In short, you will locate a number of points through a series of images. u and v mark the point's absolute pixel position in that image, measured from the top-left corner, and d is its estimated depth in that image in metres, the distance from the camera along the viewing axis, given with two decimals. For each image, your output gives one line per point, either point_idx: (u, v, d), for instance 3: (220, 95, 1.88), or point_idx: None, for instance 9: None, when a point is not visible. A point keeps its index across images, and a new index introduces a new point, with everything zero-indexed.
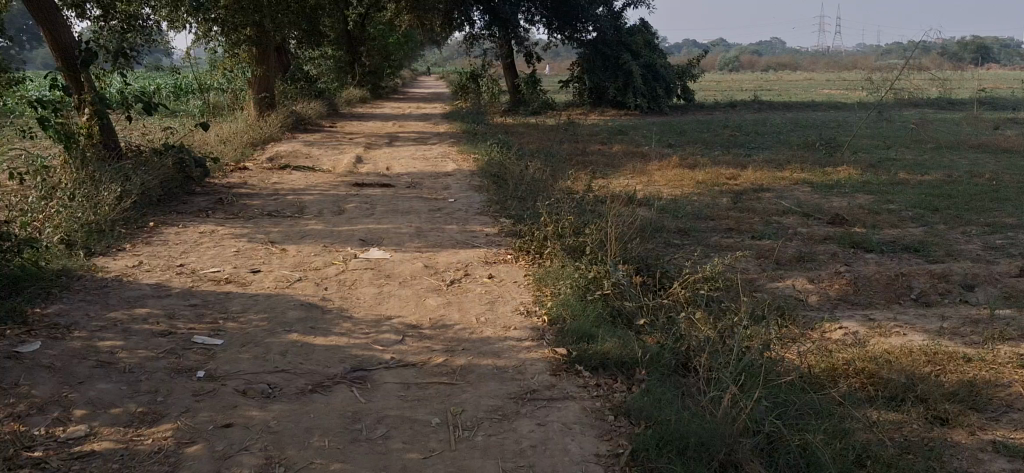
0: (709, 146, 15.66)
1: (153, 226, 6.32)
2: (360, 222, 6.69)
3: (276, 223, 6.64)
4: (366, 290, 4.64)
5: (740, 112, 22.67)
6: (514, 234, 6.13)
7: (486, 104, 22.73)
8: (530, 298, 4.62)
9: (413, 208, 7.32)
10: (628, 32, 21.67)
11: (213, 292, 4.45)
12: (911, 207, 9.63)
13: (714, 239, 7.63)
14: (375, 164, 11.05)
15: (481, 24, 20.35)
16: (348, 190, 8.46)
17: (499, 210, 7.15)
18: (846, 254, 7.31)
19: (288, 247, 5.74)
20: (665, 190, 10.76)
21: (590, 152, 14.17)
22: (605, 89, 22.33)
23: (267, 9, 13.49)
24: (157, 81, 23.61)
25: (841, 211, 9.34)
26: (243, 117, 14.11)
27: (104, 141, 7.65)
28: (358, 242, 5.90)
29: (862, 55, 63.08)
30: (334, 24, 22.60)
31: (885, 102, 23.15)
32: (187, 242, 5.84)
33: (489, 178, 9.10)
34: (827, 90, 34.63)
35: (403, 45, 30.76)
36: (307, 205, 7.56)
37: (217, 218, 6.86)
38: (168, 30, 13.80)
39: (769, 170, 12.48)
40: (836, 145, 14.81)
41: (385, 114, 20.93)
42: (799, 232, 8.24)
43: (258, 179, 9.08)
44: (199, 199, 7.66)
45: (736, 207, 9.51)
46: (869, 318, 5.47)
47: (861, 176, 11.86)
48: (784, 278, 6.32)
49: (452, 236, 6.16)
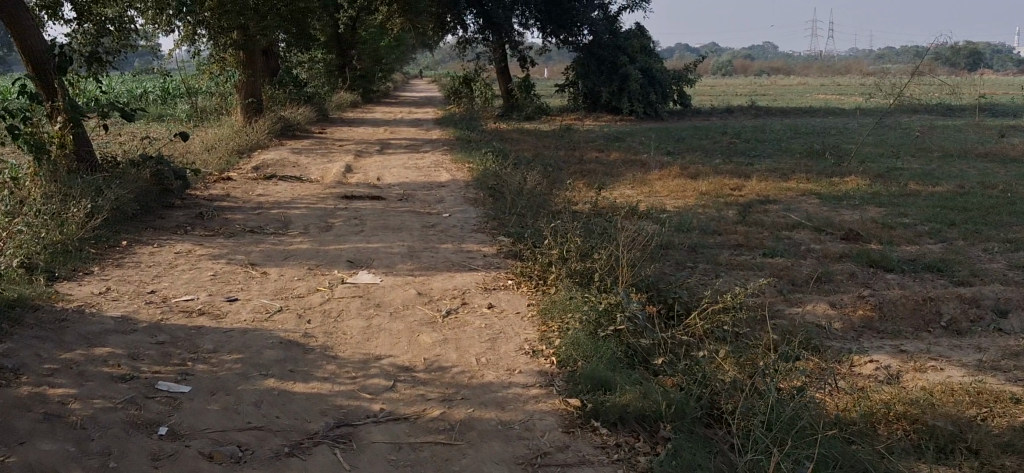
0: (708, 154, 15.25)
1: (126, 244, 5.86)
2: (348, 239, 6.25)
3: (259, 241, 6.18)
4: (353, 324, 4.20)
5: (738, 118, 22.30)
6: (513, 257, 5.69)
7: (480, 109, 22.31)
8: (535, 334, 4.19)
9: (406, 224, 6.88)
10: (625, 36, 21.27)
11: (184, 326, 4.01)
12: (925, 221, 9.24)
13: (724, 257, 7.20)
14: (366, 173, 10.59)
15: (474, 27, 19.93)
16: (337, 203, 8.01)
17: (498, 227, 6.71)
18: (866, 274, 6.90)
19: (269, 270, 5.29)
20: (668, 202, 10.35)
21: (587, 160, 13.75)
22: (600, 94, 21.94)
23: (253, 12, 13.06)
24: (144, 85, 23.13)
25: (853, 225, 8.95)
26: (229, 123, 13.65)
27: (77, 151, 7.16)
28: (347, 265, 5.44)
29: (855, 61, 62.96)
30: (325, 27, 22.16)
31: (886, 108, 22.81)
32: (161, 264, 5.37)
33: (485, 190, 8.66)
34: (823, 95, 34.31)
35: (394, 49, 30.32)
36: (292, 219, 7.11)
37: (195, 235, 6.40)
38: (150, 34, 13.32)
39: (773, 180, 12.09)
40: (839, 154, 14.43)
41: (376, 119, 20.49)
42: (812, 249, 7.84)
43: (242, 190, 8.61)
44: (178, 214, 7.20)
45: (743, 221, 9.09)
46: (901, 350, 5.06)
47: (870, 187, 11.48)
48: (804, 302, 5.91)
49: (447, 257, 5.72)
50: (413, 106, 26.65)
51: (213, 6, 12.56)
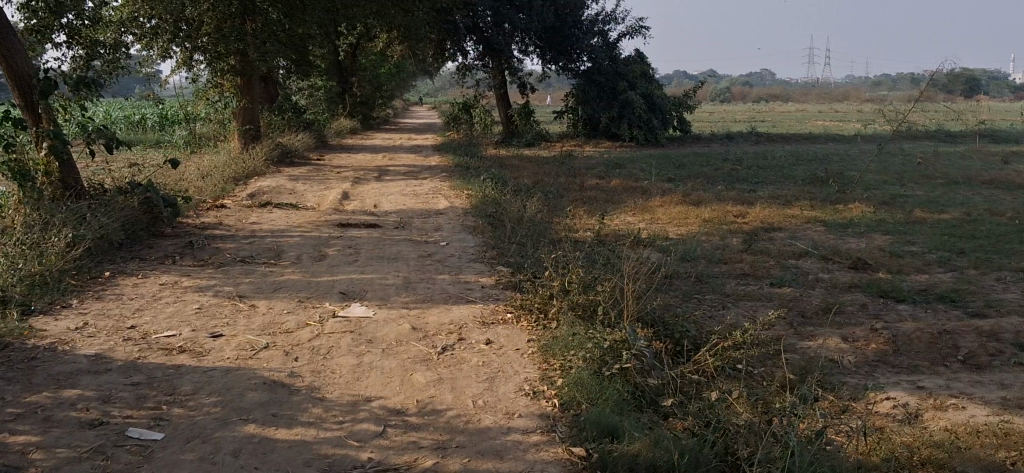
0: (711, 181, 15.04)
1: (109, 276, 5.65)
2: (341, 270, 6.02)
3: (248, 272, 5.96)
4: (344, 362, 3.97)
5: (738, 144, 22.14)
6: (513, 290, 5.46)
7: (479, 135, 22.17)
8: (535, 373, 3.96)
9: (403, 254, 6.66)
10: (625, 62, 21.14)
11: (162, 367, 3.78)
12: (934, 249, 9.00)
13: (731, 288, 6.98)
14: (363, 200, 10.40)
15: (474, 54, 19.84)
16: (332, 231, 7.81)
17: (496, 256, 6.49)
18: (878, 305, 6.66)
19: (257, 303, 5.06)
20: (670, 229, 10.15)
21: (588, 187, 13.55)
22: (600, 120, 21.81)
23: (251, 37, 12.91)
24: (142, 111, 23.01)
25: (861, 253, 8.73)
26: (225, 150, 13.48)
27: (63, 178, 6.95)
28: (339, 297, 5.22)
29: (852, 88, 63.14)
30: (324, 54, 22.06)
31: (887, 135, 22.65)
32: (144, 297, 5.16)
33: (484, 218, 8.45)
34: (823, 121, 34.23)
35: (395, 75, 30.25)
36: (285, 248, 6.90)
37: (183, 266, 6.19)
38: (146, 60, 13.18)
39: (777, 207, 11.88)
40: (842, 181, 14.23)
41: (375, 146, 20.35)
42: (821, 278, 7.61)
43: (235, 218, 8.41)
44: (168, 243, 6.99)
45: (748, 250, 8.87)
46: (919, 387, 4.81)
47: (875, 214, 11.26)
48: (815, 335, 5.67)
49: (444, 289, 5.49)
50: (413, 133, 26.55)
51: (210, 31, 12.42)
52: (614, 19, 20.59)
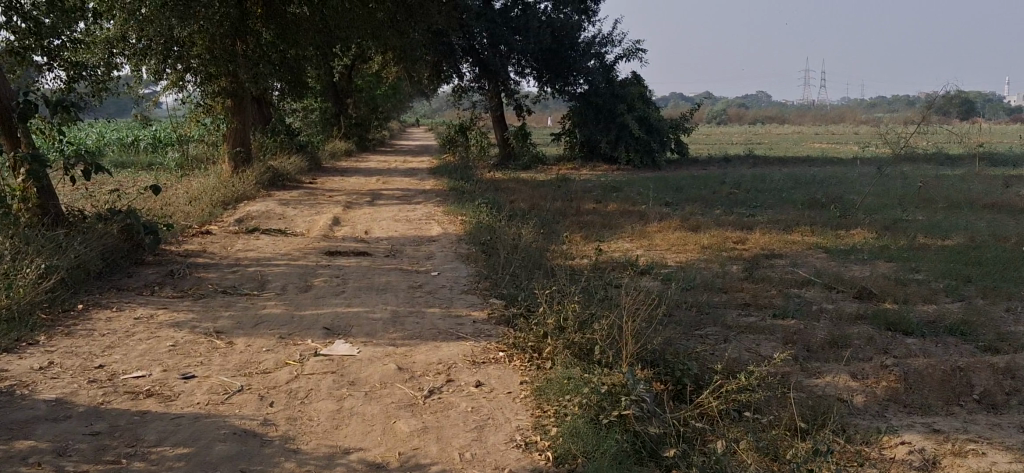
0: (709, 205, 14.82)
1: (83, 308, 5.40)
2: (326, 302, 5.77)
3: (229, 304, 5.70)
4: (323, 406, 3.71)
5: (736, 167, 21.94)
6: (506, 325, 5.20)
7: (474, 158, 21.96)
8: (527, 419, 3.71)
9: (392, 284, 6.42)
10: (622, 84, 20.99)
11: (127, 414, 3.54)
12: (940, 277, 8.76)
13: (733, 320, 6.74)
14: (354, 226, 10.16)
15: (470, 76, 19.71)
16: (319, 259, 7.56)
17: (489, 288, 6.25)
18: (886, 338, 6.41)
19: (235, 339, 4.81)
20: (668, 256, 9.91)
21: (584, 211, 13.32)
22: (596, 143, 21.62)
23: (243, 59, 12.73)
24: (134, 133, 22.78)
25: (865, 281, 8.49)
26: (215, 173, 13.25)
27: (41, 204, 6.69)
28: (322, 333, 4.96)
29: (849, 111, 63.10)
30: (319, 75, 21.87)
31: (886, 159, 22.47)
32: (116, 334, 4.89)
33: (478, 246, 8.20)
34: (821, 143, 34.07)
35: (391, 96, 30.10)
36: (270, 278, 6.65)
37: (162, 297, 5.94)
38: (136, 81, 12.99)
39: (777, 232, 11.65)
40: (842, 205, 14.01)
41: (369, 168, 20.13)
42: (825, 309, 7.37)
43: (220, 245, 8.15)
44: (148, 272, 6.74)
45: (748, 278, 8.63)
46: (935, 429, 4.55)
47: (878, 240, 11.03)
48: (823, 372, 5.42)
49: (434, 324, 5.23)
50: (408, 154, 26.37)
51: (201, 52, 12.23)
52: (610, 41, 20.42)
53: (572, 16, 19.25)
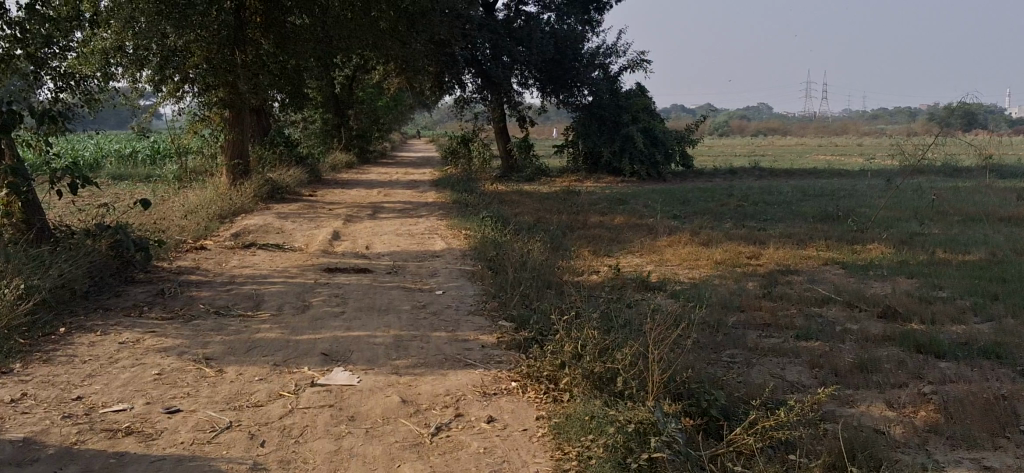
0: (718, 218, 14.45)
1: (65, 331, 5.03)
2: (325, 325, 5.41)
3: (221, 327, 5.34)
4: (320, 447, 3.36)
5: (743, 179, 21.61)
6: (518, 351, 4.84)
7: (477, 170, 21.63)
8: (546, 464, 3.34)
9: (395, 304, 6.07)
10: (626, 95, 20.66)
11: (103, 457, 3.19)
12: (966, 295, 8.38)
13: (755, 342, 6.37)
14: (355, 241, 9.81)
15: (472, 87, 19.38)
16: (318, 277, 7.21)
17: (498, 308, 5.89)
18: (918, 362, 6.04)
19: (226, 367, 4.44)
20: (681, 272, 9.56)
21: (591, 225, 12.96)
22: (600, 154, 21.29)
23: (242, 69, 12.41)
24: (133, 145, 22.45)
25: (887, 299, 8.13)
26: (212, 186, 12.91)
27: (26, 220, 6.33)
28: (320, 360, 4.61)
29: (852, 123, 62.80)
30: (319, 86, 21.56)
31: (895, 171, 22.12)
32: (99, 360, 4.52)
33: (484, 262, 7.84)
34: (826, 155, 33.73)
35: (393, 108, 29.81)
36: (266, 297, 6.30)
37: (151, 319, 5.57)
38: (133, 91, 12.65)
39: (791, 247, 11.29)
40: (856, 218, 13.63)
41: (371, 180, 19.79)
42: (849, 330, 7.01)
43: (215, 262, 7.80)
44: (138, 290, 6.37)
45: (765, 296, 8.25)
46: (985, 466, 4.18)
47: (896, 255, 10.67)
48: (855, 401, 5.06)
49: (440, 349, 4.88)
50: (409, 166, 26.03)
51: (198, 62, 11.92)
52: (614, 52, 20.12)
53: (575, 26, 18.97)
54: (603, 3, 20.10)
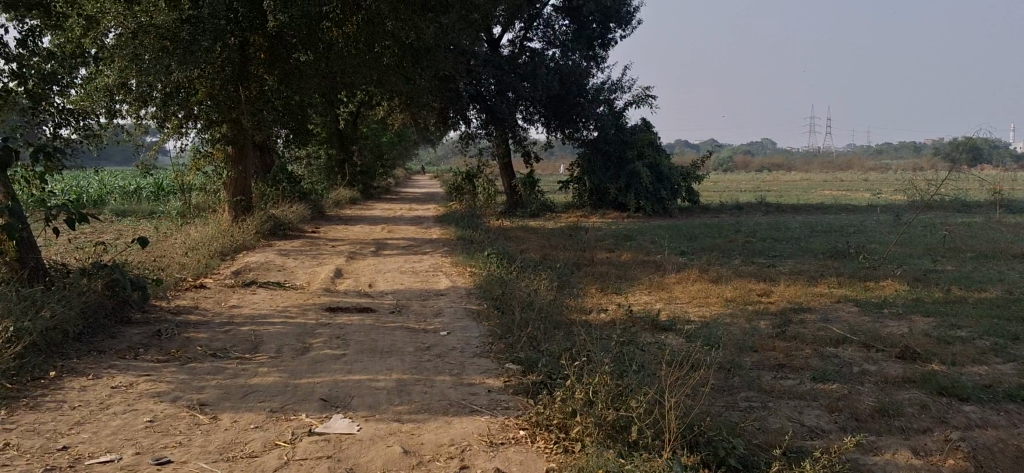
0: (726, 255, 14.26)
1: (56, 375, 4.83)
2: (326, 368, 5.21)
3: (217, 371, 5.13)
4: None
5: (749, 215, 21.45)
6: (528, 396, 4.63)
7: (482, 206, 21.49)
8: None
9: (398, 346, 5.87)
10: (632, 131, 20.56)
11: None
12: (985, 335, 8.14)
13: (771, 385, 6.16)
14: (358, 279, 9.63)
15: (477, 122, 19.29)
16: (319, 317, 7.02)
17: (504, 350, 5.68)
18: (941, 405, 5.82)
19: (221, 414, 4.25)
20: (690, 311, 9.35)
21: (597, 262, 12.77)
22: (606, 190, 21.17)
23: (246, 105, 12.30)
24: (136, 182, 22.35)
25: (904, 338, 7.91)
26: (215, 222, 12.77)
27: (20, 259, 6.15)
28: (319, 406, 4.41)
29: (857, 159, 62.73)
30: (324, 122, 21.51)
31: (903, 207, 21.95)
32: (89, 406, 4.32)
33: (489, 301, 7.65)
34: (831, 191, 33.62)
35: (397, 144, 29.77)
36: (265, 339, 6.10)
37: (146, 361, 5.37)
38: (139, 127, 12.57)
39: (802, 284, 11.09)
40: (867, 254, 13.43)
41: (375, 216, 19.65)
42: (867, 371, 6.80)
43: (215, 301, 7.61)
44: (134, 332, 6.17)
45: (779, 336, 8.03)
46: None
47: (910, 293, 10.45)
48: (879, 448, 4.85)
49: (444, 394, 4.67)
50: (414, 202, 25.93)
51: (202, 98, 11.83)
52: (619, 88, 20.06)
53: (580, 62, 18.92)
54: (608, 40, 20.06)
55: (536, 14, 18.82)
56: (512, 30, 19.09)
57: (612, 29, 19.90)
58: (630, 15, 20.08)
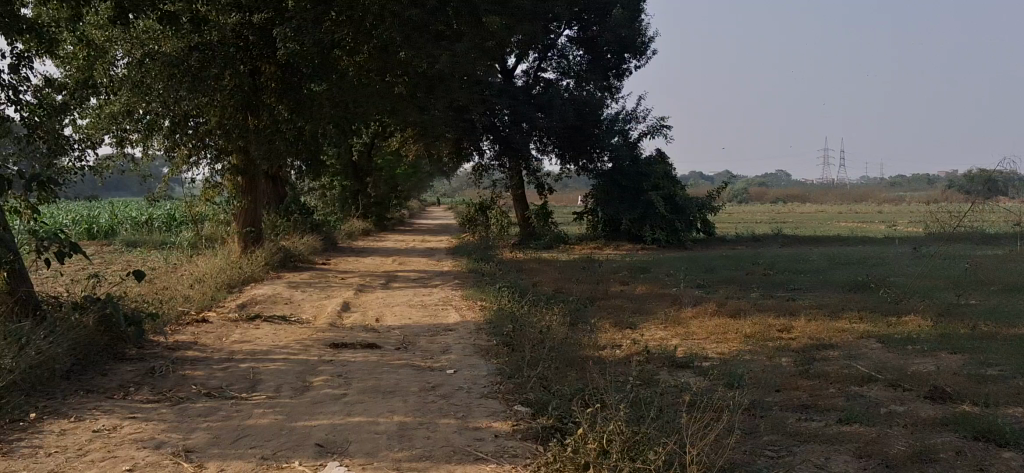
0: (744, 287, 13.93)
1: (37, 417, 4.58)
2: (326, 409, 4.93)
3: (210, 412, 4.86)
4: None
5: (766, 246, 21.12)
6: (539, 442, 4.33)
7: (496, 237, 21.26)
8: None
9: (403, 385, 5.58)
10: (647, 161, 20.29)
11: None
12: (1018, 373, 7.78)
13: (795, 427, 5.84)
14: (365, 312, 9.36)
15: (491, 153, 19.11)
16: (322, 354, 6.74)
17: (514, 391, 5.37)
18: (977, 451, 5.47)
19: (207, 462, 3.97)
20: (708, 346, 9.03)
21: (612, 295, 12.47)
22: (620, 222, 20.90)
23: (254, 134, 11.99)
24: (147, 212, 22.24)
25: (932, 377, 7.57)
26: (224, 253, 12.54)
27: (12, 292, 5.92)
28: (315, 452, 4.13)
29: (873, 191, 62.30)
30: (337, 153, 21.38)
31: (924, 238, 21.56)
32: (66, 453, 4.06)
33: (500, 337, 7.36)
34: (847, 222, 33.25)
35: (411, 176, 29.62)
36: (263, 377, 5.81)
37: (135, 401, 5.10)
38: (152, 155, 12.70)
39: (823, 319, 10.75)
40: (889, 288, 13.08)
41: (387, 248, 19.44)
42: (896, 412, 6.46)
43: (216, 336, 7.35)
44: (127, 369, 5.91)
45: (802, 374, 7.70)
46: None
47: (935, 328, 10.10)
48: None
49: (450, 440, 4.37)
50: (427, 234, 25.77)
51: (212, 127, 11.87)
52: (634, 118, 19.81)
53: (595, 92, 18.69)
54: (623, 70, 19.77)
55: (550, 44, 18.72)
56: (526, 60, 18.99)
57: (627, 59, 19.65)
58: (646, 45, 19.77)
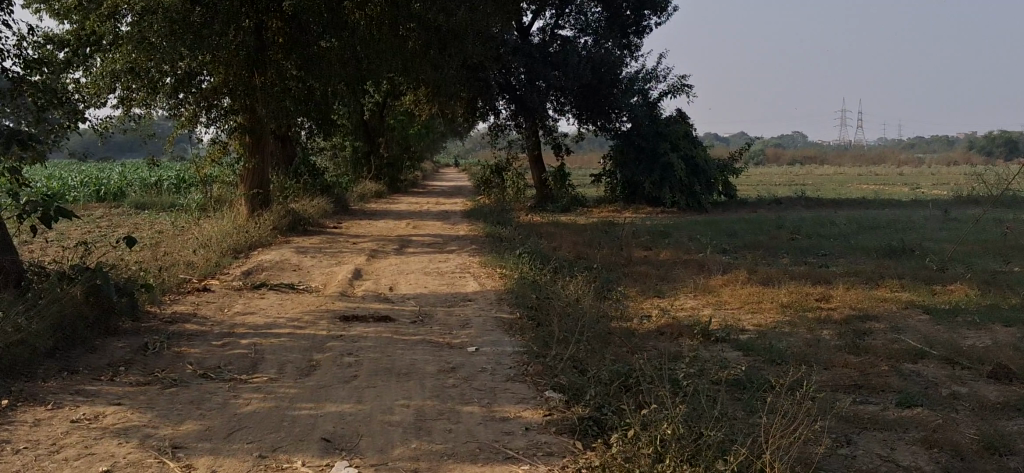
0: (771, 253, 13.29)
1: (9, 404, 4.06)
2: (334, 394, 4.40)
3: (204, 398, 4.34)
4: None
5: (789, 209, 20.43)
6: (576, 436, 3.79)
7: (511, 200, 20.66)
8: None
9: (419, 366, 5.04)
10: (666, 122, 19.58)
11: None
12: None
13: (851, 412, 5.26)
14: (377, 280, 8.82)
15: (506, 113, 18.43)
16: (331, 328, 6.21)
17: (544, 374, 4.81)
18: None
19: (196, 461, 3.45)
20: (742, 317, 8.45)
21: (635, 261, 11.89)
22: (639, 184, 20.24)
23: (261, 93, 11.30)
24: (156, 175, 21.68)
25: (990, 352, 6.97)
26: (229, 215, 12.01)
27: None
28: (321, 449, 3.59)
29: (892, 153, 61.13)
30: (348, 113, 20.76)
31: (953, 200, 20.80)
32: (37, 449, 3.55)
33: (523, 309, 6.79)
34: (868, 185, 32.42)
35: (425, 136, 28.98)
36: (267, 355, 5.27)
37: (121, 384, 4.57)
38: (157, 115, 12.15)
39: (861, 287, 10.13)
40: (925, 255, 12.42)
41: (401, 211, 18.86)
42: (958, 394, 5.88)
43: (217, 307, 6.83)
44: (117, 345, 5.39)
45: (848, 349, 7.11)
46: None
47: (983, 298, 9.46)
48: None
49: (475, 434, 3.82)
50: (441, 196, 25.24)
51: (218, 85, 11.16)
52: (654, 77, 19.06)
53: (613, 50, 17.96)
54: (643, 27, 18.96)
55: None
56: (542, 17, 18.24)
57: (647, 16, 18.80)
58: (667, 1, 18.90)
